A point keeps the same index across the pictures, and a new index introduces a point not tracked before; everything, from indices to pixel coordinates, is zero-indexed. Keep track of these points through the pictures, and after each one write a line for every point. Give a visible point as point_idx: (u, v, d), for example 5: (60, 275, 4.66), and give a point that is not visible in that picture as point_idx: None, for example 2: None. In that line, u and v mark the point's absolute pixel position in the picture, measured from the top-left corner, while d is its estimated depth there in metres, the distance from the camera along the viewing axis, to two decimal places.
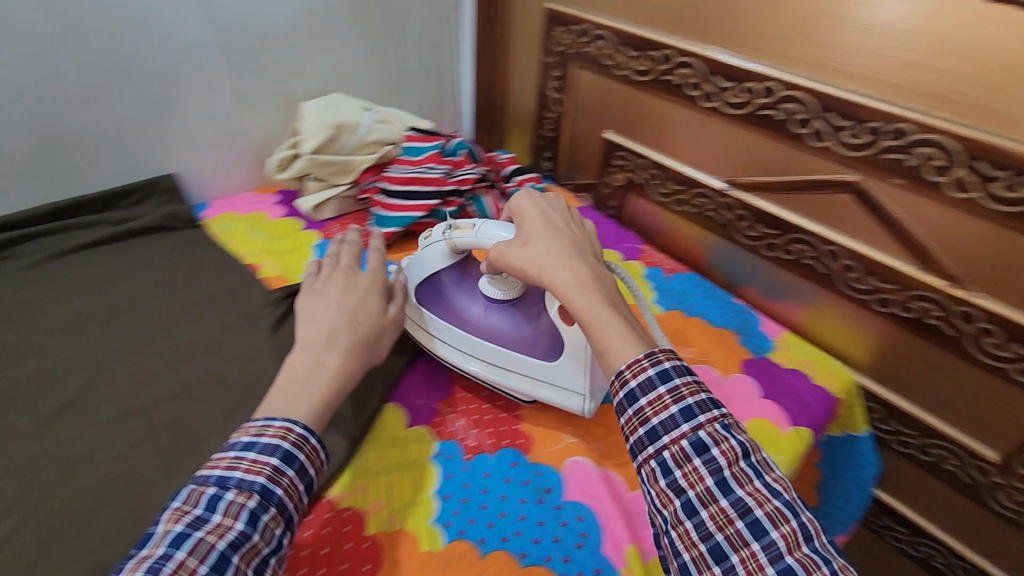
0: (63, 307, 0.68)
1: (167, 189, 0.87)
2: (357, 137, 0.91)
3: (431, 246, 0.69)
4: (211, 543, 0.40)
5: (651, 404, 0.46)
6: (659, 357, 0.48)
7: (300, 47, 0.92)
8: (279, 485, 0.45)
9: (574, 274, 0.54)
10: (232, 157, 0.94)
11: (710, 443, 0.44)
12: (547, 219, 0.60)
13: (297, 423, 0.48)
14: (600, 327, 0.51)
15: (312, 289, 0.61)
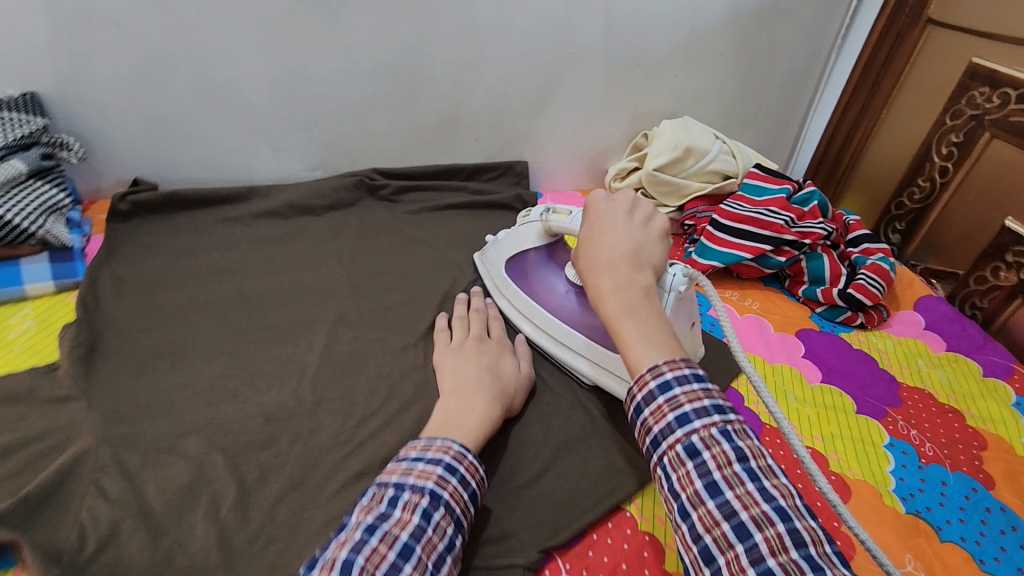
0: (429, 253, 0.80)
1: (517, 173, 0.94)
2: (701, 164, 0.89)
3: (527, 226, 0.68)
4: (395, 531, 0.38)
5: (653, 416, 0.39)
6: (665, 369, 0.40)
7: (672, 66, 0.91)
8: (444, 488, 0.43)
9: (596, 274, 0.46)
10: (572, 155, 0.98)
11: (723, 485, 0.35)
12: (602, 214, 0.50)
13: (455, 441, 0.47)
14: (625, 339, 0.42)
15: (453, 348, 0.61)
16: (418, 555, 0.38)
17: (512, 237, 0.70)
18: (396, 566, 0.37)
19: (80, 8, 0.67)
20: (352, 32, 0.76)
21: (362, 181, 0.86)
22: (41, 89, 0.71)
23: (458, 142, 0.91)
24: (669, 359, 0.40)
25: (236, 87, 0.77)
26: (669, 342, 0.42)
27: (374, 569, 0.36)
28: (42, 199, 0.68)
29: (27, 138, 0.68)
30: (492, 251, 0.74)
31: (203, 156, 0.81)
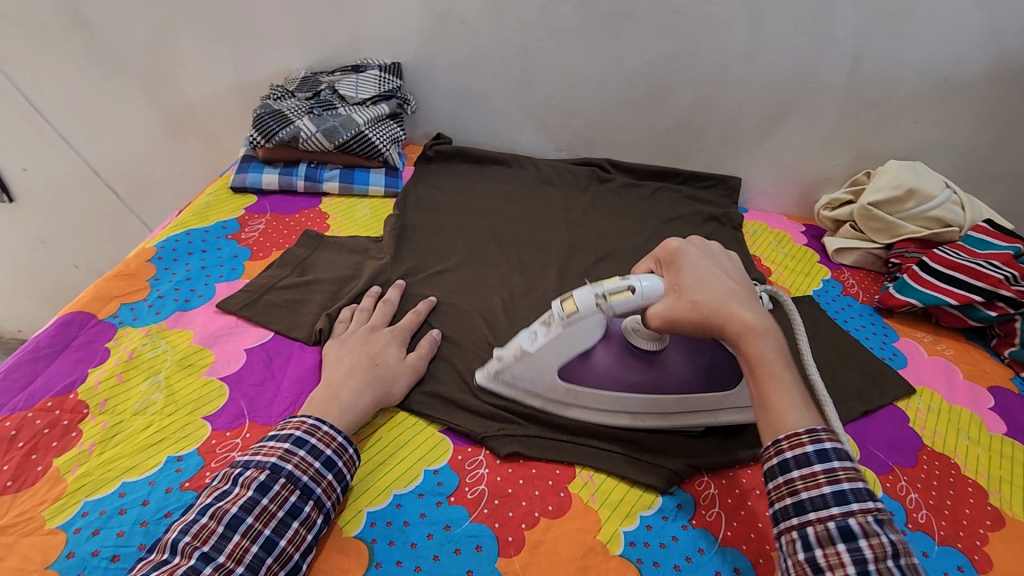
0: (638, 233, 0.94)
1: (730, 187, 1.04)
2: (923, 208, 0.90)
3: (581, 322, 0.56)
4: (227, 509, 0.44)
5: (804, 478, 0.45)
6: (822, 435, 0.46)
7: (913, 112, 0.94)
8: (289, 462, 0.48)
9: (740, 314, 0.51)
10: (784, 180, 1.05)
11: (858, 533, 0.42)
12: (697, 254, 0.57)
13: (309, 415, 0.52)
14: (779, 383, 0.49)
15: (343, 337, 0.64)
16: (252, 522, 0.44)
17: (558, 341, 0.57)
18: (226, 538, 0.43)
19: (446, 9, 0.95)
20: (624, 46, 0.95)
21: (596, 166, 1.04)
22: (404, 61, 1.01)
23: (683, 148, 1.05)
24: (820, 420, 0.47)
25: (526, 78, 1.00)
26: (807, 392, 0.50)
27: (201, 542, 0.42)
28: (390, 132, 0.94)
29: (390, 90, 0.97)
30: (521, 363, 0.59)
31: (486, 126, 1.07)
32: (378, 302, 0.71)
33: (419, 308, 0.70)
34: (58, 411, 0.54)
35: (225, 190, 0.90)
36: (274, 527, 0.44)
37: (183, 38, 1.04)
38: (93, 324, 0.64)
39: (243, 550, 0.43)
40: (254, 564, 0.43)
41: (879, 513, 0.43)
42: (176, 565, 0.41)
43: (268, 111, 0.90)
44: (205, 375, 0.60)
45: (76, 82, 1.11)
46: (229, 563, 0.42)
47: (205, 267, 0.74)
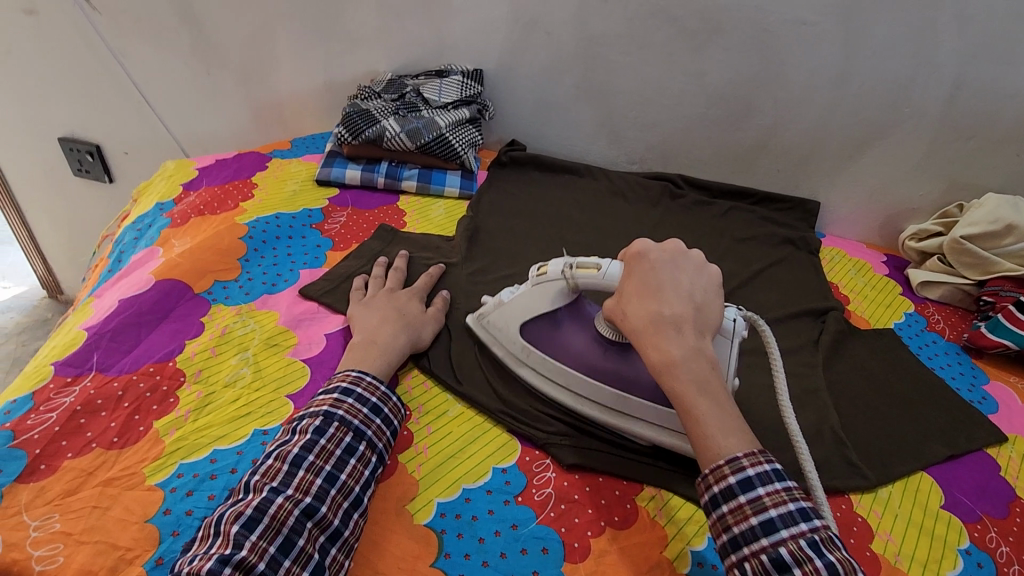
0: (709, 251, 0.92)
1: (808, 211, 1.01)
2: (1021, 246, 0.85)
3: (544, 286, 0.61)
4: (290, 450, 0.48)
5: (732, 512, 0.43)
6: (744, 463, 0.44)
7: (1016, 144, 0.89)
8: (340, 408, 0.52)
9: (658, 346, 0.48)
10: (866, 207, 1.01)
11: (790, 561, 0.40)
12: (658, 261, 0.52)
13: (351, 369, 0.55)
14: (694, 417, 0.45)
15: (363, 303, 0.67)
16: (313, 459, 0.48)
17: (527, 297, 0.62)
18: (292, 474, 0.47)
19: (532, 20, 0.97)
20: (708, 62, 0.94)
21: (669, 181, 1.03)
22: (486, 68, 1.04)
23: (761, 168, 1.02)
24: (749, 453, 0.44)
25: (605, 90, 1.01)
26: (737, 432, 0.45)
27: (269, 479, 0.46)
28: (468, 136, 0.97)
29: (471, 95, 1.00)
30: (496, 312, 0.65)
31: (559, 136, 1.08)
32: (387, 271, 0.74)
33: (430, 272, 0.74)
34: (158, 377, 0.58)
35: (310, 182, 0.94)
36: (333, 462, 0.48)
37: (281, 38, 1.10)
38: (189, 297, 0.68)
39: (309, 484, 0.47)
40: (319, 494, 0.46)
41: (813, 535, 0.41)
42: (251, 499, 0.45)
43: (357, 109, 0.94)
44: (289, 356, 0.63)
45: (179, 75, 1.19)
46: (297, 495, 0.46)
47: (291, 254, 0.78)
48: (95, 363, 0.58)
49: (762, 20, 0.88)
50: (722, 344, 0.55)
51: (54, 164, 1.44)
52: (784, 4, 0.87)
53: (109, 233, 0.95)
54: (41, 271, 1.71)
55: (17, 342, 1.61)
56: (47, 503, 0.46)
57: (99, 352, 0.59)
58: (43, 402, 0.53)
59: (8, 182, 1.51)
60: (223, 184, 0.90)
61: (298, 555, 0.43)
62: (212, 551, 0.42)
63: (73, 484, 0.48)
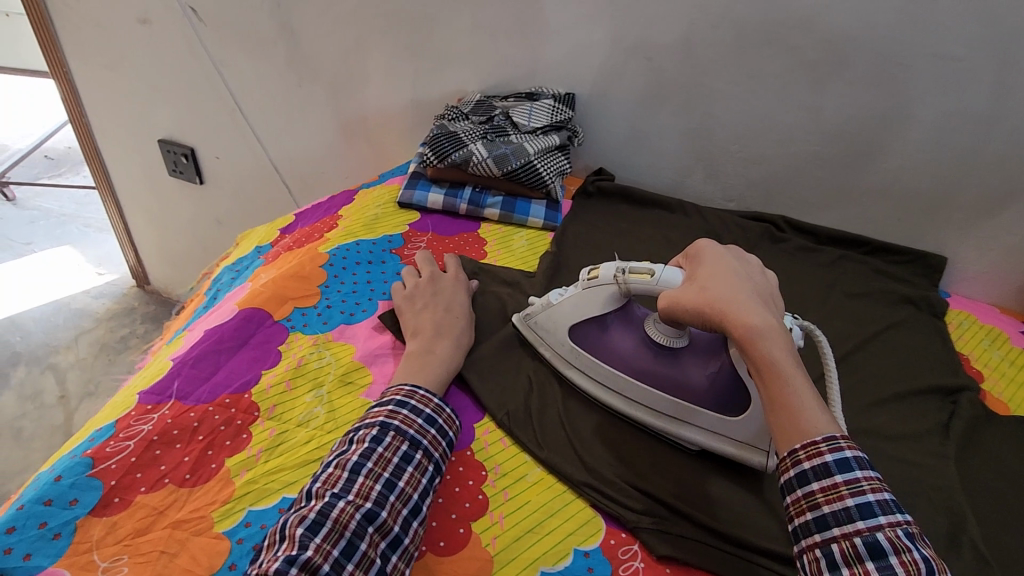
0: (813, 306, 0.83)
1: (930, 266, 0.88)
2: None
3: (596, 289, 0.63)
4: (349, 458, 0.48)
5: (810, 453, 0.44)
6: (838, 440, 0.44)
7: None
8: (395, 418, 0.52)
9: (750, 316, 0.49)
10: (1004, 268, 0.89)
11: (865, 504, 0.41)
12: (731, 251, 0.56)
13: (398, 385, 0.55)
14: (792, 389, 0.46)
15: (405, 289, 0.69)
16: (372, 467, 0.48)
17: (580, 300, 0.64)
18: (351, 481, 0.47)
19: (633, 44, 0.91)
20: (829, 97, 0.85)
21: (769, 223, 0.95)
22: (579, 92, 0.99)
23: (878, 215, 0.92)
24: (844, 436, 0.44)
25: (706, 121, 0.94)
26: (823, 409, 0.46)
27: (330, 485, 0.47)
28: (557, 164, 0.92)
29: (562, 121, 0.95)
30: (544, 316, 0.65)
31: (650, 166, 1.02)
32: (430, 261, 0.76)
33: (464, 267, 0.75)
34: (234, 409, 0.56)
35: (392, 204, 0.92)
36: (391, 470, 0.48)
37: (373, 53, 1.09)
38: (269, 324, 0.67)
39: (368, 488, 0.47)
40: (379, 500, 0.46)
41: (905, 527, 0.41)
42: (313, 504, 0.45)
43: (444, 132, 0.91)
44: (363, 396, 0.59)
45: (273, 86, 1.22)
46: (357, 501, 0.46)
47: (370, 281, 0.75)
48: (175, 391, 0.57)
49: (898, 54, 0.79)
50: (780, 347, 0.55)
51: (153, 164, 1.51)
52: (928, 37, 0.77)
53: (209, 273, 0.97)
54: (132, 262, 1.81)
55: (106, 326, 1.75)
56: (116, 542, 0.45)
57: (179, 380, 0.58)
58: (123, 428, 0.53)
59: (110, 178, 1.61)
60: (316, 221, 0.90)
61: (360, 559, 0.43)
62: (277, 552, 0.42)
63: (143, 523, 0.46)
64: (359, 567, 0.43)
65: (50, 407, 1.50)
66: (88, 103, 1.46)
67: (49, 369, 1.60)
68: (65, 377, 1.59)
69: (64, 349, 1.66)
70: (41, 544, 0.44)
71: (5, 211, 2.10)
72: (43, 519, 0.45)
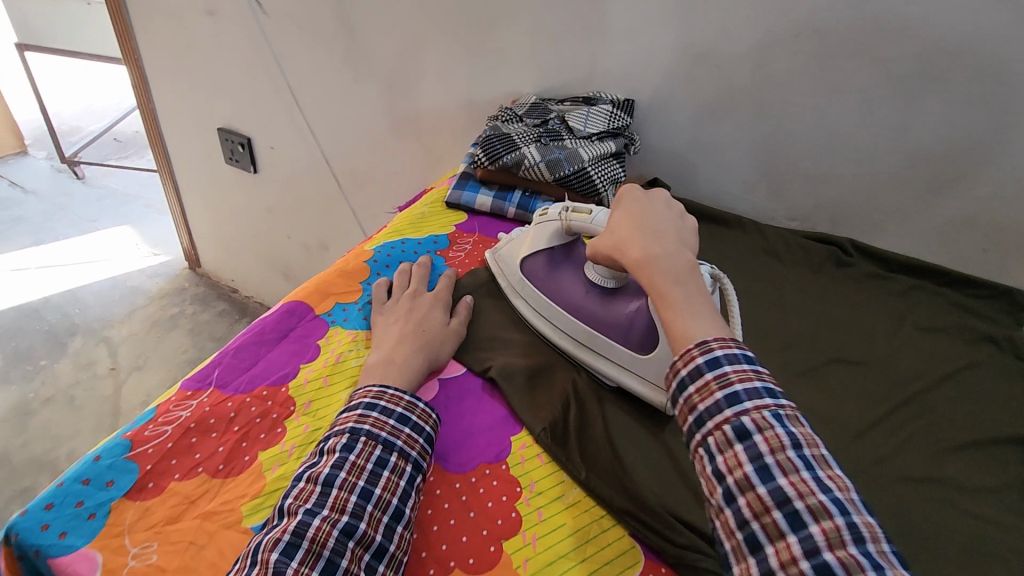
0: (880, 339, 0.78)
1: (1016, 302, 0.81)
2: None
3: (544, 225, 0.71)
4: (320, 471, 0.47)
5: (699, 393, 0.44)
6: (712, 345, 0.45)
7: None
8: (365, 423, 0.50)
9: (643, 247, 0.53)
10: None
11: (751, 430, 0.41)
12: (646, 201, 0.59)
13: (370, 385, 0.54)
14: (670, 302, 0.49)
15: (382, 309, 0.66)
16: (345, 477, 0.46)
17: (534, 234, 0.72)
18: (325, 495, 0.45)
19: (699, 51, 0.88)
20: (913, 115, 0.79)
21: (836, 246, 0.89)
22: (638, 99, 0.96)
23: (958, 244, 0.85)
24: (721, 339, 0.46)
25: (773, 134, 0.89)
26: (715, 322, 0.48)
27: (301, 501, 0.45)
28: (611, 171, 0.89)
29: (619, 127, 0.92)
30: (506, 247, 0.75)
31: (708, 179, 0.98)
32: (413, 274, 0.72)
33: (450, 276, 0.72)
34: (271, 401, 0.55)
35: (440, 203, 0.91)
36: (366, 477, 0.47)
37: (431, 51, 1.09)
38: (310, 318, 0.66)
39: (344, 501, 0.46)
40: (357, 512, 0.45)
41: (796, 445, 0.40)
42: (287, 524, 0.44)
43: (497, 133, 0.89)
44: None
45: (331, 81, 1.23)
46: (333, 515, 0.45)
47: None
48: (215, 379, 0.57)
49: (996, 71, 0.73)
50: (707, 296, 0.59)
51: (211, 151, 1.55)
52: None
53: None
54: (186, 244, 1.87)
55: (158, 304, 1.82)
56: (147, 529, 0.45)
57: (220, 368, 0.58)
58: (162, 413, 0.53)
59: (171, 163, 1.66)
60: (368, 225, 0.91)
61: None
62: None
63: (175, 511, 0.46)
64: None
65: (101, 378, 1.56)
66: (155, 90, 1.51)
67: (103, 342, 1.67)
68: (116, 351, 1.65)
69: (118, 324, 1.73)
70: (76, 524, 0.44)
71: (74, 188, 2.21)
72: (79, 498, 0.45)
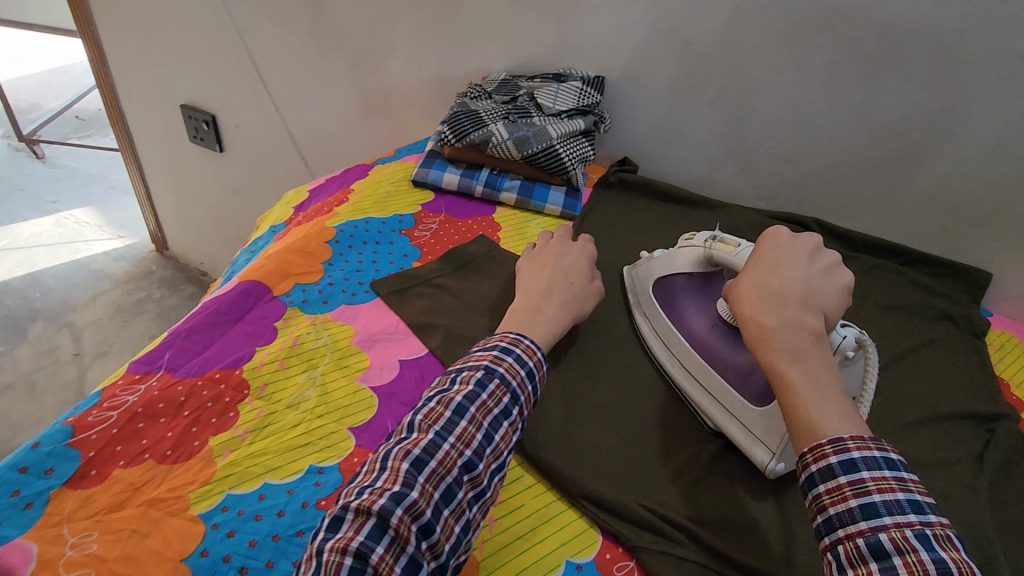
0: (843, 318, 0.78)
1: (972, 281, 0.82)
2: None
3: (686, 249, 0.67)
4: (427, 429, 0.46)
5: (874, 473, 0.39)
6: (910, 486, 0.39)
7: None
8: (477, 393, 0.49)
9: (758, 315, 0.48)
10: None
11: (890, 548, 0.36)
12: (784, 242, 0.54)
13: (494, 345, 0.53)
14: (799, 398, 0.43)
15: (529, 263, 0.70)
16: (445, 441, 0.45)
17: (670, 257, 0.69)
18: (422, 452, 0.44)
19: (670, 28, 0.86)
20: (880, 95, 0.79)
21: (801, 225, 0.89)
22: (608, 76, 0.94)
23: (918, 225, 0.86)
24: (855, 435, 0.41)
25: (743, 114, 0.88)
26: (841, 408, 0.42)
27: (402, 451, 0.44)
28: (580, 150, 0.87)
29: (589, 105, 0.90)
30: (642, 265, 0.72)
31: (678, 159, 0.97)
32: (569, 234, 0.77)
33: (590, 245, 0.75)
34: (223, 385, 0.54)
35: (406, 181, 0.89)
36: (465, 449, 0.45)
37: (398, 26, 1.06)
38: (267, 299, 0.64)
39: (435, 464, 0.44)
40: (438, 481, 0.43)
41: None
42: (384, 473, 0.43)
43: (465, 110, 0.87)
44: (357, 382, 0.57)
45: (296, 57, 1.19)
46: (428, 475, 0.43)
47: (376, 260, 0.72)
48: (165, 363, 0.55)
49: (961, 51, 0.72)
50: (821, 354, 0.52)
51: (174, 130, 1.50)
52: (999, 35, 0.70)
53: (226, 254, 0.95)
54: (152, 226, 1.82)
55: (123, 289, 1.77)
56: (88, 517, 0.43)
57: (171, 351, 0.56)
58: (107, 397, 0.51)
59: (134, 142, 1.61)
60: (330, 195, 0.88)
61: (394, 542, 0.40)
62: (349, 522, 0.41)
63: (117, 498, 0.44)
64: (391, 550, 0.40)
65: (64, 364, 1.52)
66: (114, 65, 1.45)
67: (65, 327, 1.62)
68: (79, 336, 1.60)
69: (81, 308, 1.68)
70: (12, 514, 0.42)
71: (33, 168, 2.12)
72: (15, 487, 0.44)
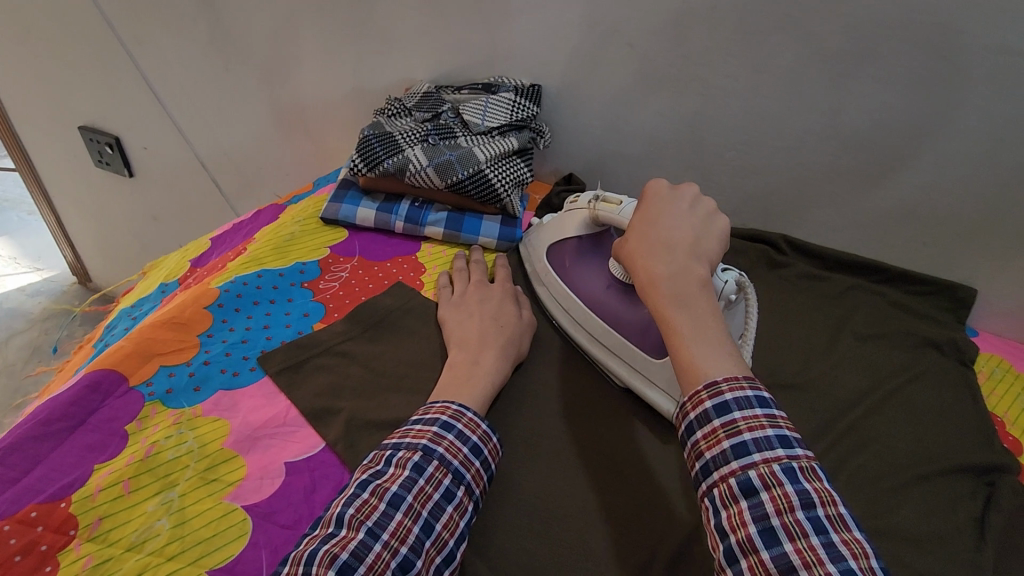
0: (817, 354, 0.70)
1: (957, 300, 0.73)
2: None
3: (574, 212, 0.68)
4: (388, 488, 0.42)
5: (747, 420, 0.38)
6: (779, 421, 0.38)
7: None
8: (439, 445, 0.45)
9: (647, 266, 0.46)
10: None
11: (758, 486, 0.36)
12: (667, 194, 0.52)
13: (452, 401, 0.49)
14: (679, 341, 0.42)
15: (453, 303, 0.62)
16: (411, 501, 0.41)
17: (561, 221, 0.70)
18: (388, 516, 0.40)
19: (608, 28, 0.75)
20: (848, 97, 0.69)
21: (767, 245, 0.81)
22: (545, 85, 0.83)
23: (895, 239, 0.77)
24: (730, 376, 0.40)
25: (696, 121, 0.78)
26: (721, 350, 0.41)
27: (362, 518, 0.40)
28: (516, 172, 0.75)
29: (523, 119, 0.78)
30: (535, 233, 0.73)
31: (629, 172, 0.87)
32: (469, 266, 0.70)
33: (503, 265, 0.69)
34: (40, 528, 0.42)
35: (316, 219, 0.77)
36: (430, 509, 0.42)
37: (306, 33, 0.93)
38: (120, 393, 0.51)
39: (405, 530, 0.40)
40: (416, 545, 0.40)
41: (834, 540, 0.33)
42: (347, 539, 0.39)
43: (377, 133, 0.75)
44: (226, 501, 0.45)
45: (199, 70, 1.05)
46: (394, 542, 0.39)
47: (269, 325, 0.60)
48: None
49: (938, 45, 0.62)
50: (709, 302, 0.53)
51: (78, 155, 1.34)
52: (979, 26, 0.60)
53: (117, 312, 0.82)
54: (70, 259, 1.65)
55: (39, 329, 1.60)
56: None
57: None
58: None
59: (37, 169, 1.44)
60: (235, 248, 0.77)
61: None
62: None
63: None
64: None
65: None
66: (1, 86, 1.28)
67: None
68: None
69: None
70: None
71: None
72: None
